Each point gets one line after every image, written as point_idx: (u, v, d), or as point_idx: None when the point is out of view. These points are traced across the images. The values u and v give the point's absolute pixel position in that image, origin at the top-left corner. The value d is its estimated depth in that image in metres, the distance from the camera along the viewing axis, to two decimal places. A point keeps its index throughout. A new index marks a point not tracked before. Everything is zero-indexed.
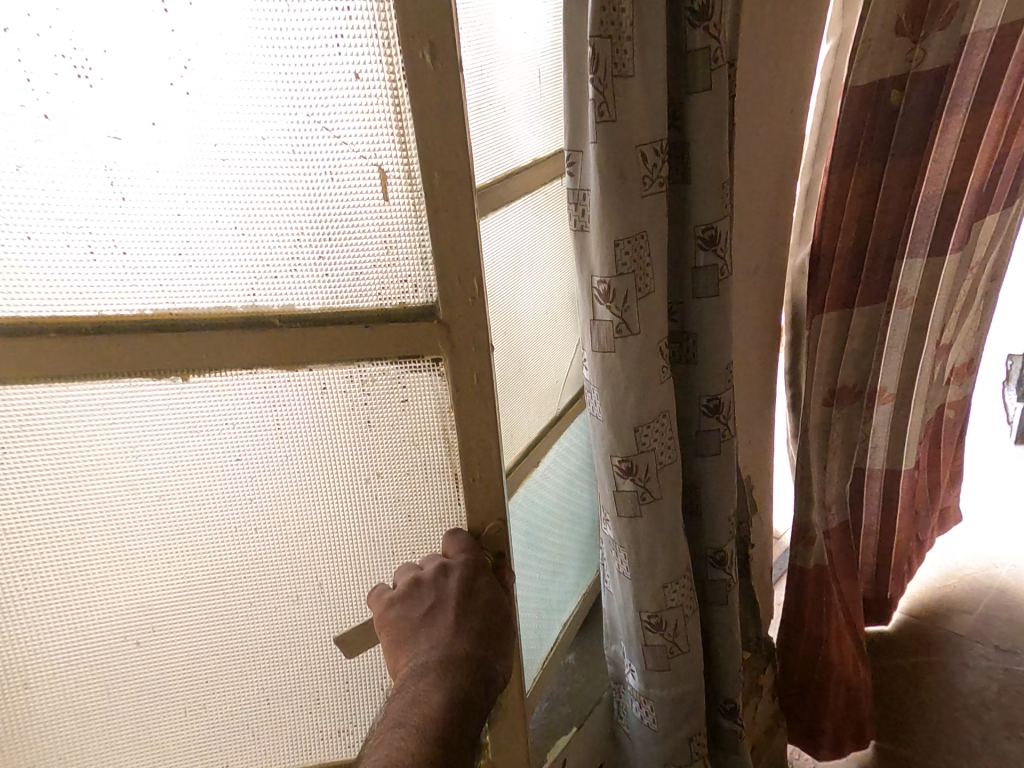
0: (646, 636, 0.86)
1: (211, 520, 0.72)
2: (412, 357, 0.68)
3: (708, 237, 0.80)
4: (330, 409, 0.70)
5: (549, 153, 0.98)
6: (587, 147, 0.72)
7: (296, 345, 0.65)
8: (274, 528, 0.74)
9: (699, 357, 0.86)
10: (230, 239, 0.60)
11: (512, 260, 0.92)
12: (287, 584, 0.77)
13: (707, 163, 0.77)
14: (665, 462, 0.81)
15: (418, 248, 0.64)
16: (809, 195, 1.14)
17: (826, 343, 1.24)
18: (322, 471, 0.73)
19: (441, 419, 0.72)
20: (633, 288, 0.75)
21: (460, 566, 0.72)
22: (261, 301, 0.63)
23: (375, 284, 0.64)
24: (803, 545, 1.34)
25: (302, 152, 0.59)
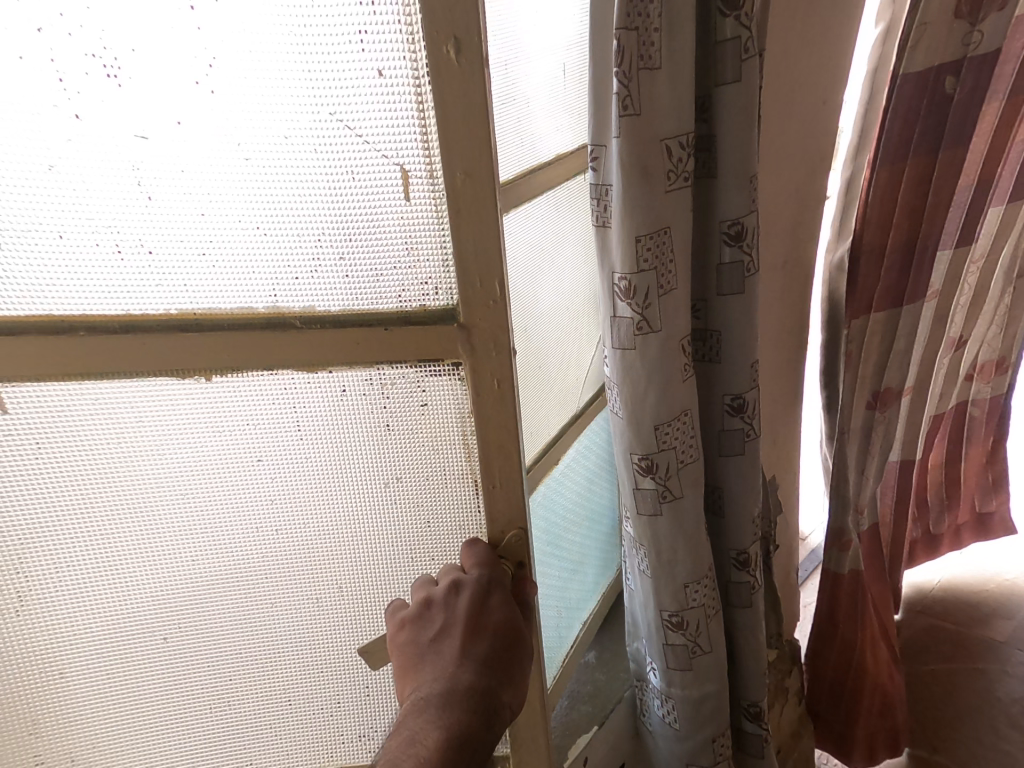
0: (667, 635, 0.86)
1: (233, 516, 0.74)
2: (431, 362, 0.68)
3: (733, 234, 0.79)
4: (349, 412, 0.71)
5: (573, 148, 0.98)
6: (610, 142, 0.72)
7: (317, 348, 0.66)
8: (294, 525, 0.76)
9: (722, 356, 0.85)
10: (253, 240, 0.62)
11: (534, 258, 0.92)
12: (310, 577, 0.79)
13: (733, 158, 0.76)
14: (686, 461, 0.81)
15: (438, 250, 0.64)
16: (851, 188, 1.11)
17: (871, 342, 1.20)
18: (342, 472, 0.74)
19: (462, 423, 0.72)
20: (655, 284, 0.74)
21: (472, 585, 0.72)
22: (282, 302, 0.64)
23: (397, 286, 0.65)
24: (838, 549, 1.30)
25: (324, 152, 0.60)
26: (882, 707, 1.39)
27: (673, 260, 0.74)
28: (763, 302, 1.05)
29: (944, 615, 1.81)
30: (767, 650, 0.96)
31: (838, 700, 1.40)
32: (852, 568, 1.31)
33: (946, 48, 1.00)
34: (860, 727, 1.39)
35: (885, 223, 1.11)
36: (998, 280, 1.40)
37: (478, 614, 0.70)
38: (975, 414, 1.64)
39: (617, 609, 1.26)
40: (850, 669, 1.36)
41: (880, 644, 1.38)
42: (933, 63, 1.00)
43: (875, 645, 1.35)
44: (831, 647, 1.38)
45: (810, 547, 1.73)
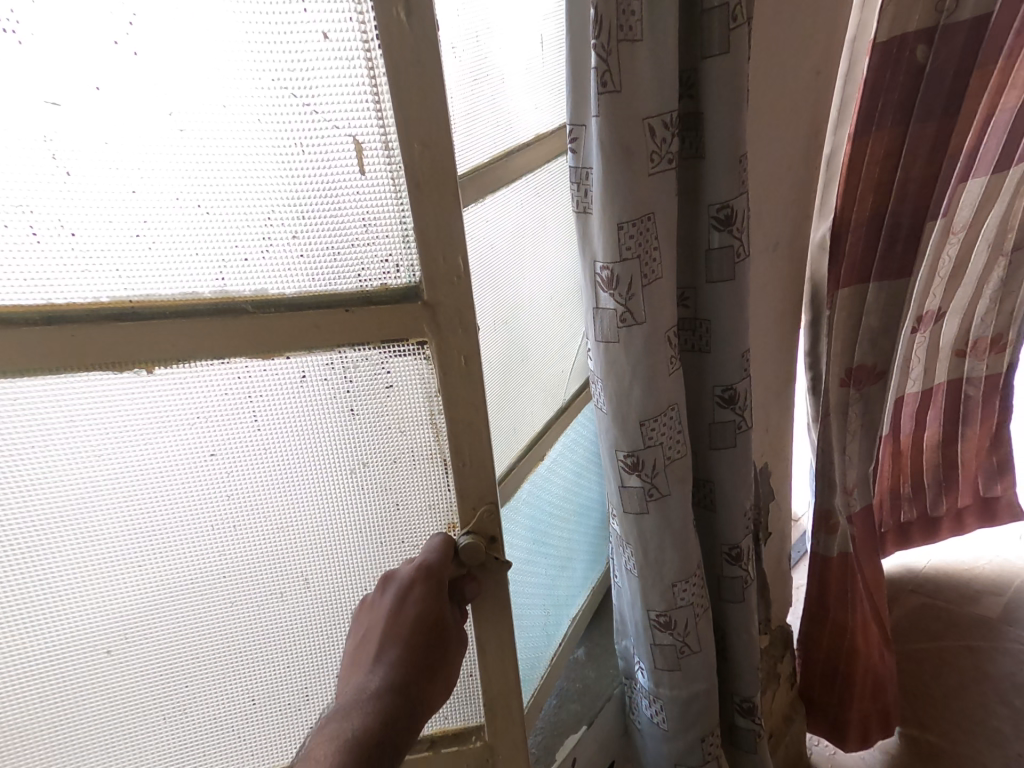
0: (655, 635, 0.82)
1: (193, 522, 0.67)
2: (392, 342, 0.65)
3: (723, 217, 0.75)
4: (310, 399, 0.66)
5: (555, 127, 0.93)
6: (590, 122, 0.67)
7: (273, 332, 0.60)
8: (269, 522, 0.70)
9: (712, 346, 0.82)
10: (195, 219, 0.56)
11: (511, 245, 0.86)
12: (287, 572, 0.72)
13: (721, 138, 0.71)
14: (673, 457, 0.78)
15: (397, 225, 0.61)
16: (833, 164, 1.03)
17: (842, 320, 1.16)
18: (316, 459, 0.69)
19: (428, 405, 0.69)
20: (639, 273, 0.70)
21: (398, 580, 0.70)
22: (231, 286, 0.59)
23: (355, 265, 0.61)
24: (826, 534, 1.27)
25: (271, 124, 0.55)
26: (874, 688, 1.38)
27: (657, 246, 0.70)
28: (756, 288, 1.01)
29: (933, 593, 1.82)
30: (760, 641, 0.94)
31: (832, 684, 1.38)
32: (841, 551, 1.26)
33: (914, 13, 0.94)
34: (854, 710, 1.37)
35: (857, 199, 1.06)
36: (982, 256, 1.37)
37: (399, 611, 0.68)
38: (970, 393, 1.63)
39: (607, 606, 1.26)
40: (842, 651, 1.33)
41: (872, 625, 1.35)
42: (899, 32, 0.95)
43: (868, 627, 1.33)
44: (823, 632, 1.35)
45: (800, 531, 1.71)
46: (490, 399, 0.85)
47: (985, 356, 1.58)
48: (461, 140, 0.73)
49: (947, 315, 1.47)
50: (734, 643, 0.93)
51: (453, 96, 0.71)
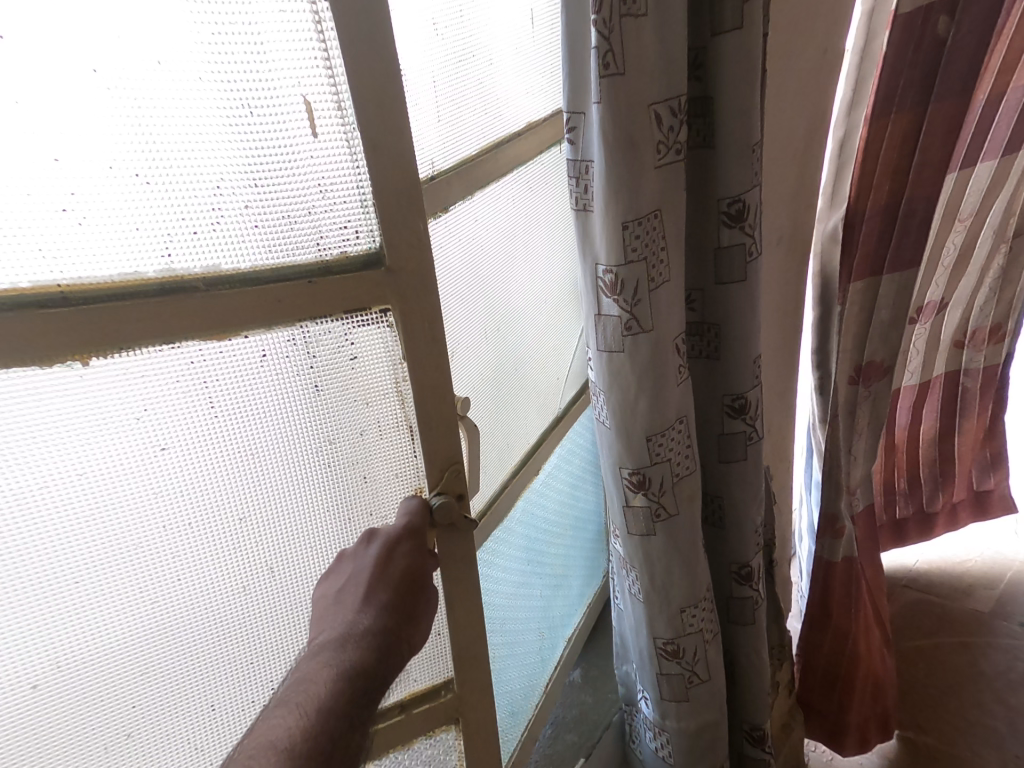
0: (661, 664, 0.77)
1: (153, 558, 0.53)
2: (357, 312, 0.58)
3: (734, 212, 0.68)
4: (272, 381, 0.56)
5: (552, 114, 0.85)
6: (590, 110, 0.60)
7: (230, 312, 0.50)
8: (244, 534, 0.58)
9: (722, 352, 0.76)
10: (134, 191, 0.45)
11: (501, 245, 0.79)
12: (253, 594, 0.61)
13: (733, 126, 0.64)
14: (682, 474, 0.72)
15: (354, 190, 0.55)
16: (845, 149, 0.91)
17: (852, 316, 1.05)
18: (288, 450, 0.59)
19: (393, 372, 0.62)
20: (645, 276, 0.63)
21: (385, 532, 0.63)
22: (178, 262, 0.48)
23: (313, 231, 0.54)
24: (830, 538, 1.20)
25: (215, 77, 0.46)
26: (874, 692, 1.34)
27: (664, 245, 0.63)
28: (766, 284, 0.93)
29: (927, 588, 1.80)
30: (771, 662, 0.89)
31: (831, 691, 1.34)
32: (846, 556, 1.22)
33: None
34: (853, 715, 1.33)
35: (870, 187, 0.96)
36: (985, 245, 1.31)
37: (387, 560, 0.61)
38: (967, 386, 1.59)
39: (603, 622, 1.24)
40: (843, 657, 1.29)
41: (873, 628, 1.32)
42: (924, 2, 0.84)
43: (870, 632, 1.29)
44: (824, 639, 1.31)
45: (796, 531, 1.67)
46: (481, 415, 0.79)
47: (983, 348, 1.54)
48: (445, 130, 0.66)
49: (949, 307, 1.42)
50: (742, 667, 0.89)
51: (433, 80, 0.63)
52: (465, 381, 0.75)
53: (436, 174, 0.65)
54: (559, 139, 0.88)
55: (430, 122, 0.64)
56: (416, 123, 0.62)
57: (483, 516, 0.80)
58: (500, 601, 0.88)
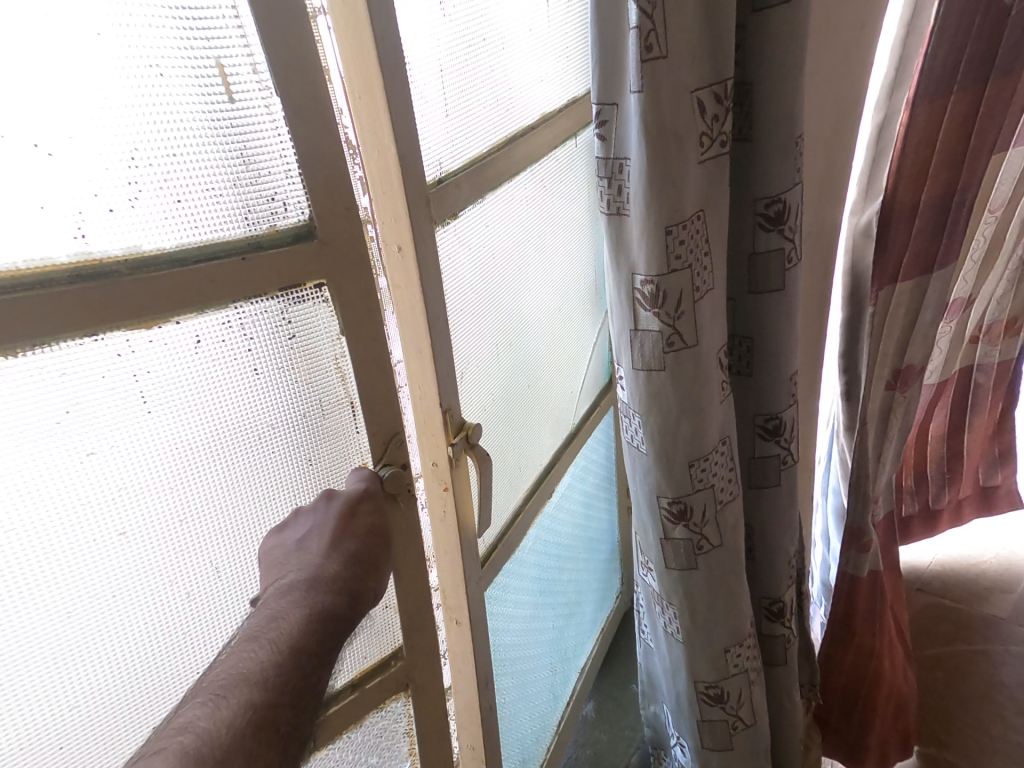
0: (703, 710, 0.71)
1: (77, 633, 0.41)
2: (292, 289, 0.47)
3: (773, 214, 0.61)
4: (206, 375, 0.44)
5: (570, 103, 0.79)
6: (626, 100, 0.52)
7: (155, 299, 0.40)
8: (194, 579, 0.47)
9: (755, 370, 0.68)
10: (35, 168, 0.34)
11: (514, 250, 0.72)
12: (202, 638, 0.49)
13: (773, 120, 0.57)
14: (725, 501, 0.65)
15: (280, 162, 0.45)
16: (884, 135, 0.81)
17: (897, 319, 0.97)
18: (233, 466, 0.47)
19: (333, 346, 0.51)
20: (688, 286, 0.57)
21: (347, 490, 0.54)
22: (94, 245, 0.37)
23: (239, 202, 0.43)
24: (855, 552, 1.08)
25: (105, 17, 0.35)
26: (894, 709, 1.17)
27: (707, 249, 0.56)
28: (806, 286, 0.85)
29: (942, 593, 1.75)
30: (802, 702, 0.84)
31: (849, 707, 1.17)
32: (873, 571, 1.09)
33: None
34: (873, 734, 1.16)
35: (917, 178, 0.87)
36: (1010, 237, 1.24)
37: (353, 510, 0.52)
38: (980, 381, 1.54)
39: (619, 649, 1.18)
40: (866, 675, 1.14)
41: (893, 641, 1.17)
42: None
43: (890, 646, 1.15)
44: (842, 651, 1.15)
45: None
46: (491, 439, 0.72)
47: (999, 341, 1.49)
48: (454, 126, 0.59)
49: (974, 304, 1.36)
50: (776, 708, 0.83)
51: (440, 68, 0.57)
52: (474, 402, 0.68)
53: (445, 176, 0.59)
54: (574, 133, 0.81)
55: (437, 115, 0.57)
56: (423, 119, 0.55)
57: (494, 550, 0.73)
58: (513, 640, 0.81)
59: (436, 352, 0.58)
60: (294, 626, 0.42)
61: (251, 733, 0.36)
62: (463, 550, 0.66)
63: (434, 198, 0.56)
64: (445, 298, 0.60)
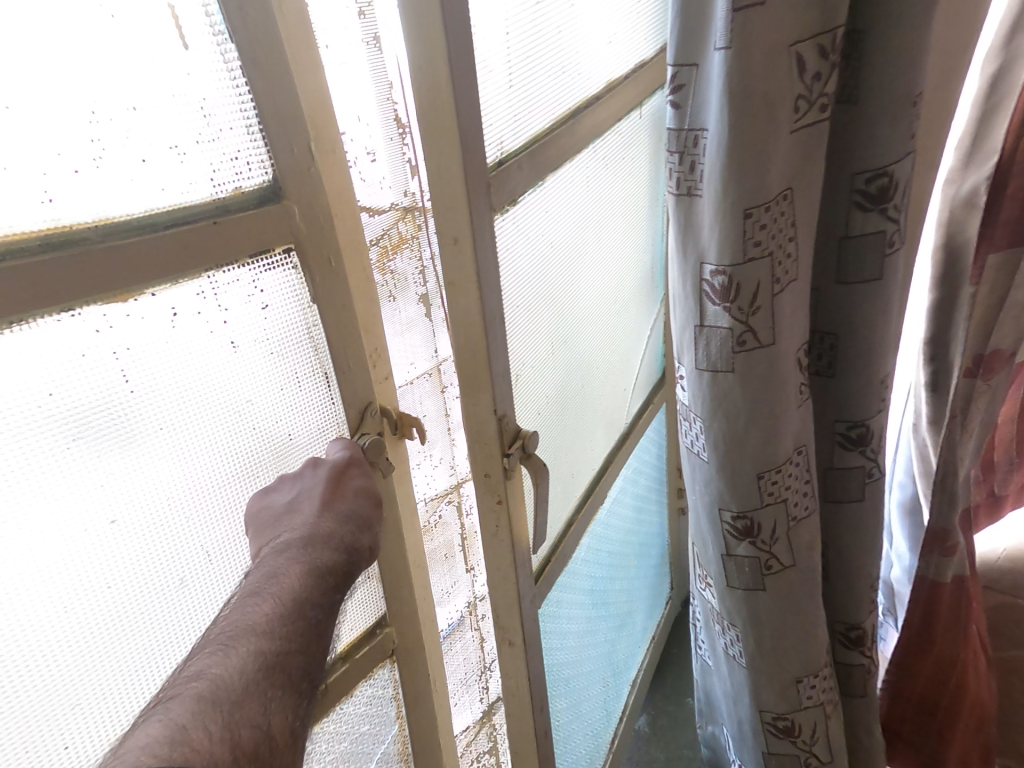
0: (770, 740, 0.67)
1: (62, 643, 0.36)
2: (261, 254, 0.41)
3: (875, 191, 0.52)
4: (177, 343, 0.38)
5: (635, 66, 0.70)
6: (708, 60, 0.45)
7: (132, 268, 0.35)
8: (184, 568, 0.42)
9: (838, 371, 0.60)
10: None
11: (574, 239, 0.65)
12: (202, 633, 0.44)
13: (890, 81, 0.48)
14: (799, 519, 0.58)
15: (238, 116, 0.39)
16: (1000, 88, 0.66)
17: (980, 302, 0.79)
18: (218, 451, 0.42)
19: (303, 316, 0.45)
20: (768, 277, 0.49)
21: (335, 453, 0.48)
22: (65, 213, 0.33)
23: (202, 163, 0.38)
24: (937, 557, 0.84)
25: None
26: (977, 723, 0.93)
27: (793, 232, 0.48)
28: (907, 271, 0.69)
29: None
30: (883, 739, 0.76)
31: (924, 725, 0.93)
32: (958, 578, 0.84)
33: None
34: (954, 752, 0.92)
35: None
36: None
37: (346, 473, 0.47)
38: None
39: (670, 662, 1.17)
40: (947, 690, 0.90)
41: (981, 647, 0.92)
42: None
43: (978, 654, 0.90)
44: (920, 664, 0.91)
45: None
46: (545, 446, 0.66)
47: None
48: (517, 97, 0.52)
49: None
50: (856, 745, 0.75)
51: (506, 30, 0.50)
52: (527, 406, 0.62)
53: (505, 157, 0.52)
54: (640, 102, 0.72)
55: (500, 86, 0.50)
56: (484, 89, 0.48)
57: (548, 564, 0.68)
58: (566, 657, 0.79)
59: (492, 353, 0.52)
60: (296, 581, 0.38)
61: (262, 678, 0.32)
62: (516, 564, 0.60)
63: (494, 182, 0.50)
64: (502, 295, 0.54)
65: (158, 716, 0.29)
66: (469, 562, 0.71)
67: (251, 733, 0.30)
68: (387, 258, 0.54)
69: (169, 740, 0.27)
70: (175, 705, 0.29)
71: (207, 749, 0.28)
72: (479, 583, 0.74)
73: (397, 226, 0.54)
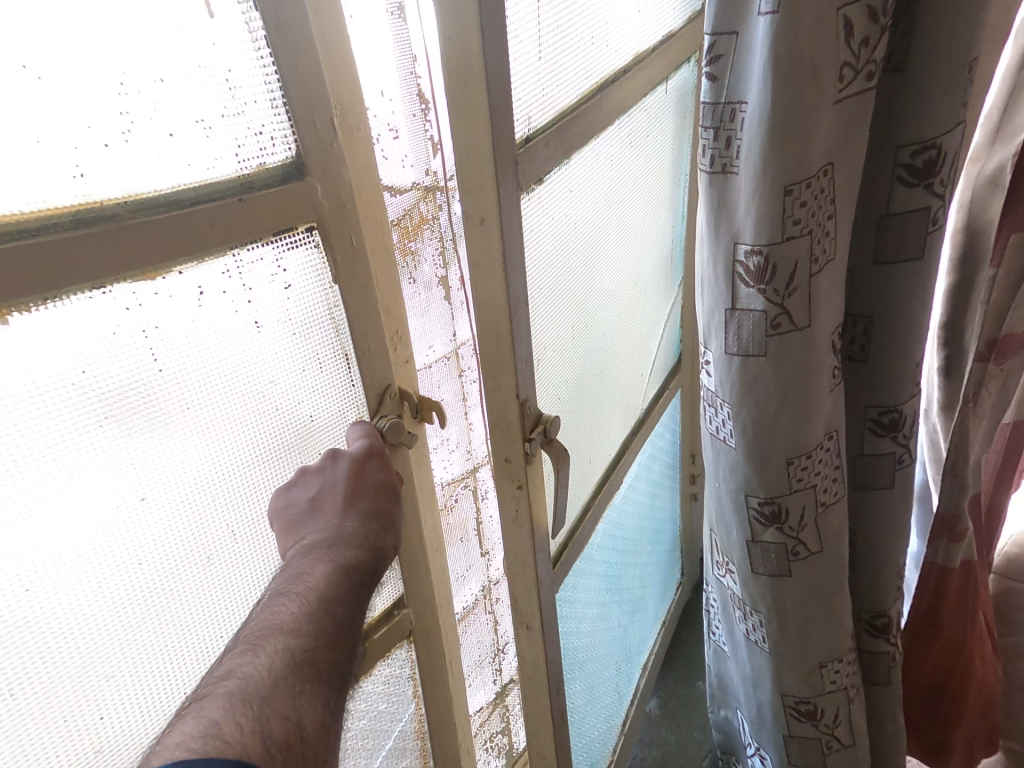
0: (791, 724, 0.66)
1: (94, 623, 0.35)
2: (284, 232, 0.39)
3: (921, 165, 0.51)
4: (204, 316, 0.37)
5: (659, 42, 0.69)
6: (748, 27, 0.43)
7: (161, 247, 0.33)
8: (212, 548, 0.41)
9: (871, 355, 0.58)
10: (26, 95, 0.28)
11: (596, 219, 0.64)
12: (228, 614, 0.43)
13: (941, 47, 0.46)
14: (827, 502, 0.57)
15: (263, 89, 0.37)
16: None
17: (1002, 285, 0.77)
18: (244, 430, 0.41)
19: (326, 298, 0.43)
20: (806, 256, 0.47)
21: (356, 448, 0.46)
22: (95, 189, 0.31)
23: (230, 139, 0.36)
24: (946, 542, 0.82)
25: None
26: (982, 708, 0.93)
27: (832, 210, 0.46)
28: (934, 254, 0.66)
29: None
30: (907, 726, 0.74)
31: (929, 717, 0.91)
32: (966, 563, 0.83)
33: None
34: (959, 735, 0.91)
35: None
36: None
37: (369, 468, 0.46)
38: None
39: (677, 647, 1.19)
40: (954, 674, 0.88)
41: (986, 636, 0.91)
42: None
43: (983, 640, 0.89)
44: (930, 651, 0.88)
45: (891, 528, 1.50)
46: (565, 433, 0.65)
47: None
48: (546, 71, 0.51)
49: None
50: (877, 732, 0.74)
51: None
52: (547, 392, 0.61)
53: (533, 134, 0.50)
54: (666, 76, 0.72)
55: (530, 60, 0.48)
56: (515, 61, 0.47)
57: (566, 547, 0.67)
58: (581, 642, 0.79)
59: (516, 339, 0.51)
60: (322, 580, 0.37)
61: (290, 673, 0.31)
62: (535, 553, 0.60)
63: (521, 160, 0.48)
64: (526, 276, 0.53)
65: (193, 711, 0.28)
66: (485, 548, 0.71)
67: (281, 724, 0.29)
68: (409, 239, 0.53)
69: (203, 735, 0.26)
70: (207, 703, 0.29)
71: (239, 740, 0.27)
72: (494, 568, 0.74)
73: (418, 207, 0.53)
